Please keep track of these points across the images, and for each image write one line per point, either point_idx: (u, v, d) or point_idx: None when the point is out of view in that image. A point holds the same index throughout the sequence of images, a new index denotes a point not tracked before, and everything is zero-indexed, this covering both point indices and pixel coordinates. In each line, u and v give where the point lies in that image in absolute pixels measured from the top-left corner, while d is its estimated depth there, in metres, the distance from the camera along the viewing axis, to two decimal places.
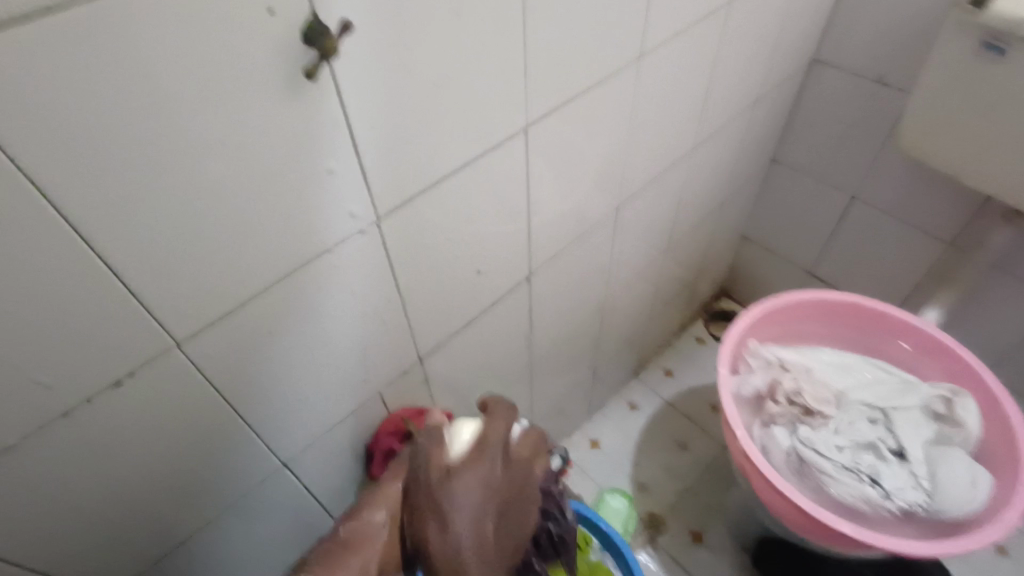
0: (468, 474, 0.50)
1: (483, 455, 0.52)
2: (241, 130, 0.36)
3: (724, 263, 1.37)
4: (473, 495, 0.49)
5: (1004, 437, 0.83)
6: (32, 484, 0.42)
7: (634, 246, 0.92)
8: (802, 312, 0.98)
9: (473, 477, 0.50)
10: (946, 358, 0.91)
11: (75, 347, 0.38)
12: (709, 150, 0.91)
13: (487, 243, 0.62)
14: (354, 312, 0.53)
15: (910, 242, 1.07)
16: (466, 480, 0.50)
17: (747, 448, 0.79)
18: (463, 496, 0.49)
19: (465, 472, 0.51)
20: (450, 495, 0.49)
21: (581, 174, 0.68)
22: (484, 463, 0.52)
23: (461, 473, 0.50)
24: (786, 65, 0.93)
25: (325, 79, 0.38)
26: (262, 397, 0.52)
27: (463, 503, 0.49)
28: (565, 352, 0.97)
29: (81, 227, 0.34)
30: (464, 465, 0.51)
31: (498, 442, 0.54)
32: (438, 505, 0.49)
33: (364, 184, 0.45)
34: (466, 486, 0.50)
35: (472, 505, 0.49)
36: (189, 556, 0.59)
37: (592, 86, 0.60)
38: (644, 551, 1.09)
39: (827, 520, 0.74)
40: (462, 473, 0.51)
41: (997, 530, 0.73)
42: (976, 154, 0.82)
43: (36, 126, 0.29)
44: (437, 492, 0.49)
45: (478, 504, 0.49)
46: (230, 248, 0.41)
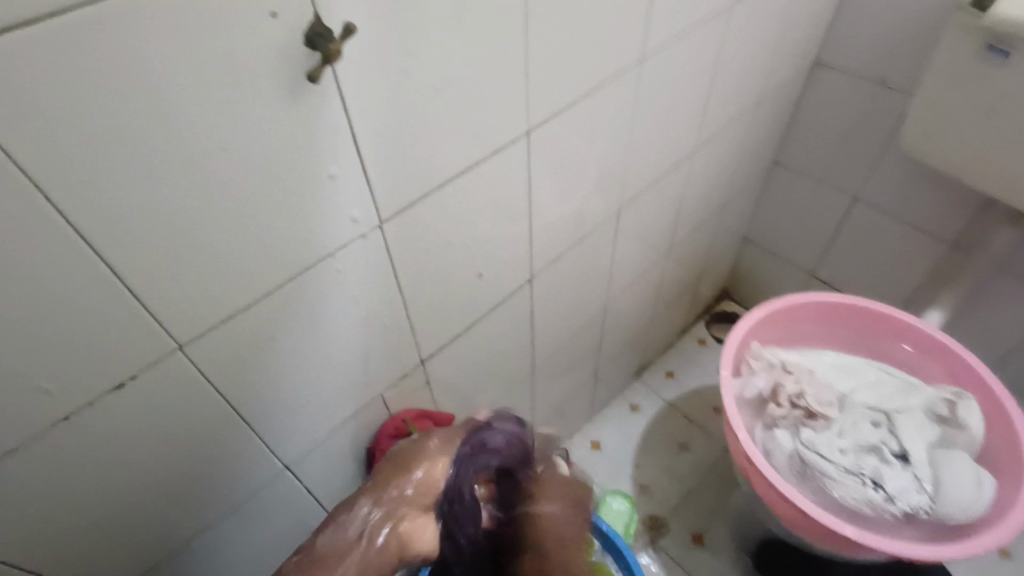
0: (570, 490, 0.59)
1: (582, 486, 0.62)
2: (243, 134, 0.36)
3: (726, 265, 1.37)
4: (570, 504, 0.58)
5: (1007, 439, 0.83)
6: (33, 488, 0.42)
7: (635, 248, 0.92)
8: (804, 314, 0.98)
9: (573, 496, 0.59)
10: (949, 360, 0.91)
11: (76, 351, 0.38)
12: (710, 152, 0.91)
13: (489, 246, 0.62)
14: (356, 316, 0.53)
15: (912, 244, 1.07)
16: (568, 494, 0.59)
17: (750, 451, 0.79)
18: (566, 500, 0.58)
19: (568, 486, 0.60)
20: (556, 492, 0.58)
21: (582, 176, 0.67)
22: (581, 491, 0.61)
23: (567, 485, 0.60)
24: (787, 67, 0.93)
25: (328, 82, 0.38)
26: (263, 400, 0.52)
27: (564, 505, 0.57)
28: (567, 355, 0.97)
29: (83, 231, 0.34)
30: (566, 481, 0.60)
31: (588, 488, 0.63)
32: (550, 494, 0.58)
33: (365, 187, 0.45)
34: (568, 497, 0.58)
35: (569, 510, 0.57)
36: (191, 559, 0.58)
37: (593, 89, 0.59)
38: (645, 553, 1.09)
39: (830, 522, 0.73)
40: (566, 485, 0.60)
41: (1002, 533, 0.72)
42: (979, 156, 0.82)
43: (38, 130, 0.29)
44: (548, 484, 0.59)
45: (573, 513, 0.57)
46: (232, 252, 0.41)
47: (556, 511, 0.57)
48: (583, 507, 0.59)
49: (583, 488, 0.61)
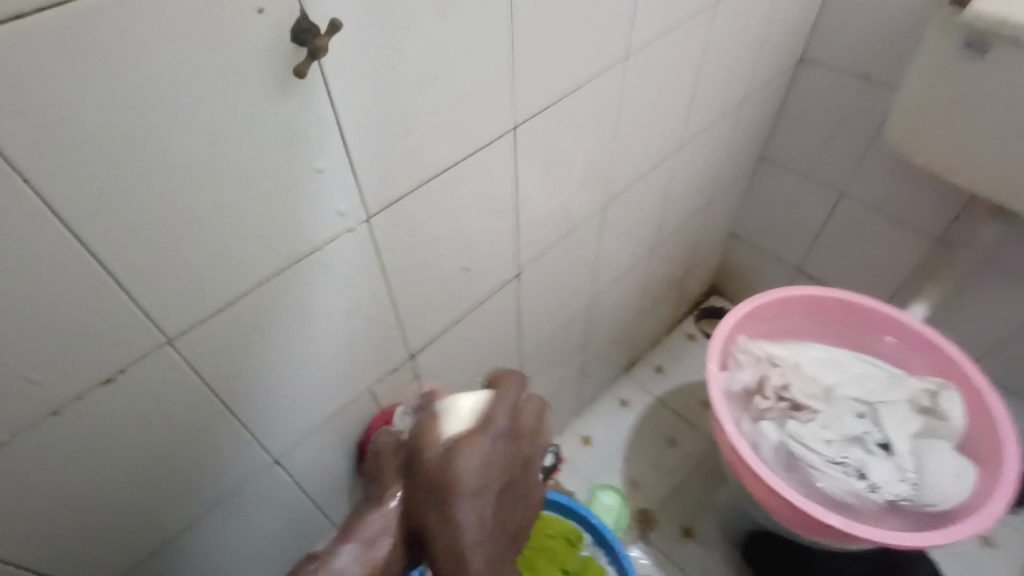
0: (473, 445, 0.46)
1: (485, 430, 0.47)
2: (230, 129, 0.37)
3: (713, 261, 1.38)
4: (480, 470, 0.45)
5: (988, 429, 0.84)
6: (22, 481, 0.42)
7: (622, 243, 0.93)
8: (789, 308, 0.99)
9: (473, 455, 0.45)
10: (931, 352, 0.93)
11: (65, 345, 0.38)
12: (696, 148, 0.92)
13: (476, 240, 0.63)
14: (344, 310, 0.54)
15: (896, 239, 1.09)
16: (471, 450, 0.45)
17: (737, 443, 0.81)
18: (467, 470, 0.45)
19: (473, 445, 0.46)
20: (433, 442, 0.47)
21: (570, 172, 0.68)
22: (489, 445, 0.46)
23: (466, 447, 0.46)
24: (772, 63, 0.94)
25: (315, 77, 0.39)
26: (252, 395, 0.52)
27: (470, 469, 0.45)
28: (555, 349, 0.98)
29: (72, 225, 0.34)
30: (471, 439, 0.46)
31: (507, 411, 0.50)
32: (443, 474, 0.45)
33: (352, 183, 0.46)
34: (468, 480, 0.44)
35: (480, 472, 0.45)
36: (180, 553, 0.59)
37: (579, 84, 0.60)
38: (635, 546, 1.10)
39: (814, 513, 0.75)
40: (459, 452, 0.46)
41: (982, 522, 0.74)
42: (959, 152, 0.84)
43: (27, 124, 0.30)
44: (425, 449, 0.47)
45: (490, 478, 0.45)
46: (220, 245, 0.41)
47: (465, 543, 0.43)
48: (494, 463, 0.46)
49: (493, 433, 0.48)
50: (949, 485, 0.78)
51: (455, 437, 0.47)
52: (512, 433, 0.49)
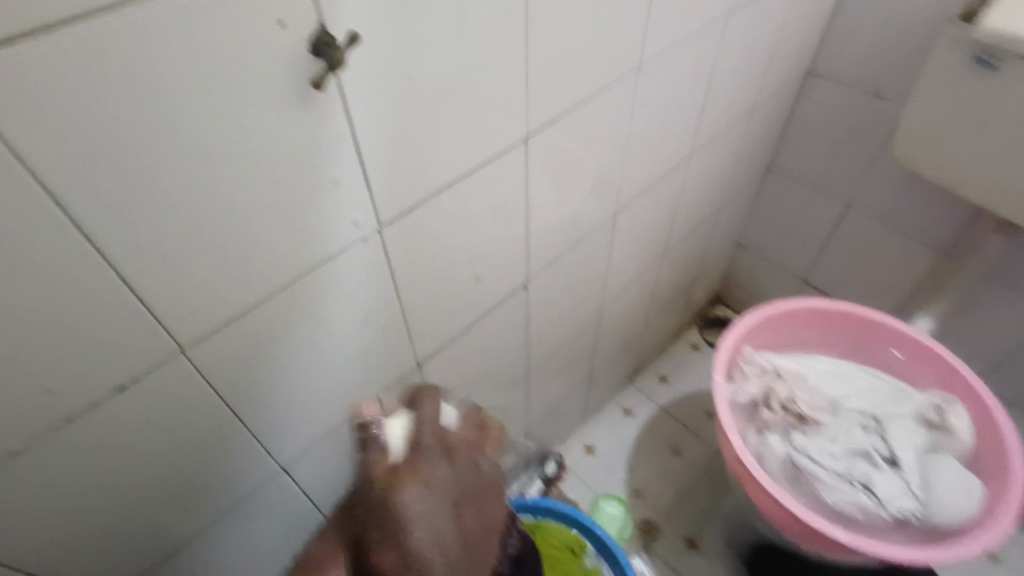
0: (409, 477, 0.49)
1: (417, 457, 0.51)
2: (249, 139, 0.37)
3: (719, 270, 1.38)
4: (422, 495, 0.49)
5: (996, 446, 0.84)
6: (33, 489, 0.42)
7: (630, 253, 0.92)
8: (797, 320, 0.99)
9: (418, 486, 0.49)
10: (939, 366, 0.92)
11: (79, 354, 0.38)
12: (705, 157, 0.92)
13: (487, 249, 0.63)
14: (356, 319, 0.54)
15: (903, 251, 1.09)
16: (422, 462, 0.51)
17: (744, 456, 0.80)
18: (407, 498, 0.48)
19: (414, 474, 0.50)
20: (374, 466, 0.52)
21: (581, 181, 0.69)
22: (421, 465, 0.50)
23: (407, 477, 0.49)
24: (782, 74, 0.94)
25: (334, 89, 0.39)
26: (262, 403, 0.52)
27: (410, 505, 0.48)
28: (562, 357, 0.97)
29: (92, 235, 0.34)
30: (412, 467, 0.50)
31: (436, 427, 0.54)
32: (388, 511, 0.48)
33: (368, 192, 0.46)
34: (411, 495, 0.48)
35: (418, 505, 0.48)
36: (186, 562, 0.58)
37: (591, 95, 0.60)
38: (638, 556, 1.09)
39: (822, 527, 0.74)
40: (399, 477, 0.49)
41: (988, 540, 0.73)
42: (967, 166, 0.84)
43: (49, 132, 0.30)
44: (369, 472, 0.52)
45: (428, 498, 0.49)
46: (237, 255, 0.41)
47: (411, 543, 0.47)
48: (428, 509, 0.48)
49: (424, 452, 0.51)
50: (955, 502, 0.78)
51: (398, 468, 0.50)
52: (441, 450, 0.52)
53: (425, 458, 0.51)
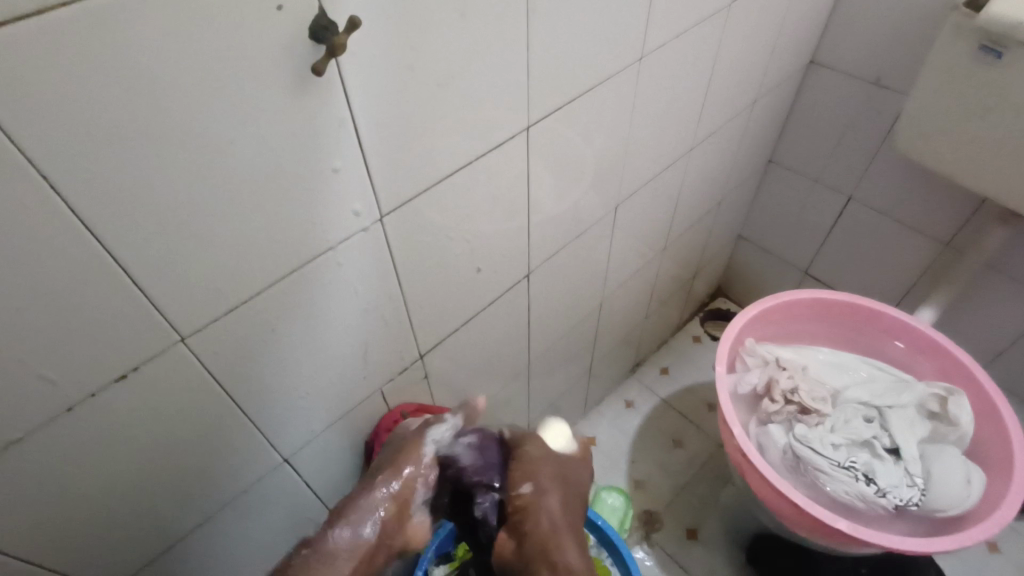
0: (550, 458, 0.59)
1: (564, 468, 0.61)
2: (248, 127, 0.37)
3: (720, 262, 1.38)
4: (556, 477, 0.57)
5: (996, 435, 0.84)
6: (34, 478, 0.42)
7: (631, 245, 0.92)
8: (798, 311, 0.99)
9: (552, 471, 0.58)
10: (941, 357, 0.92)
11: (79, 342, 0.38)
12: (707, 149, 0.91)
13: (488, 240, 0.62)
14: (357, 310, 0.54)
15: (905, 243, 1.08)
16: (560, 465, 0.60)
17: (745, 446, 0.80)
18: (546, 473, 0.57)
19: (550, 465, 0.58)
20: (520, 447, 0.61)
21: (582, 173, 0.68)
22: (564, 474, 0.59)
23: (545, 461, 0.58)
24: (784, 63, 0.93)
25: (333, 76, 0.38)
26: (263, 394, 0.52)
27: (549, 476, 0.57)
28: (563, 349, 0.97)
29: (88, 222, 0.34)
30: (547, 464, 0.58)
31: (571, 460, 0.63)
32: (525, 472, 0.57)
33: (368, 182, 0.46)
34: (548, 475, 0.57)
35: (553, 481, 0.57)
36: (187, 553, 0.59)
37: (592, 86, 0.60)
38: (639, 547, 1.10)
39: (823, 517, 0.74)
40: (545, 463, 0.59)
41: (989, 529, 0.73)
42: (970, 156, 0.83)
43: (45, 117, 0.30)
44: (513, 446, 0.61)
45: (560, 485, 0.57)
46: (236, 245, 0.41)
47: (536, 510, 0.54)
48: (558, 499, 0.55)
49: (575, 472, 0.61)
50: (957, 491, 0.78)
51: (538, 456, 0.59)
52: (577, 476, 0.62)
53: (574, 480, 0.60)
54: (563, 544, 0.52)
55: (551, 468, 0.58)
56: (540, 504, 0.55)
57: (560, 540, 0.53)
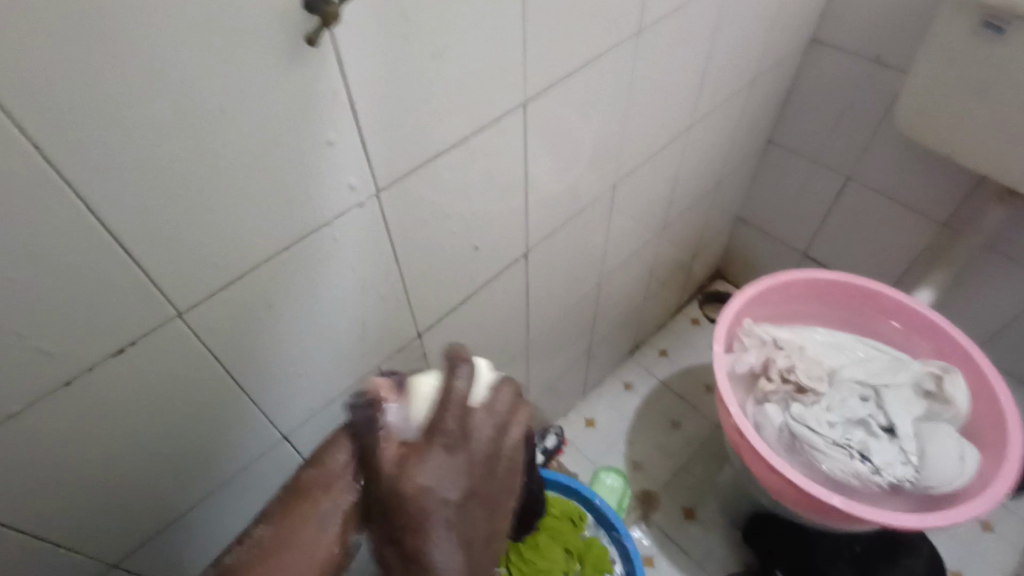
0: (428, 451, 0.38)
1: (440, 439, 0.38)
2: (241, 97, 0.36)
3: (719, 245, 1.38)
4: (439, 478, 0.37)
5: (992, 414, 0.84)
6: (33, 452, 0.42)
7: (629, 225, 0.92)
8: (796, 291, 0.99)
9: (429, 465, 0.37)
10: (937, 336, 0.92)
11: (76, 316, 0.38)
12: (705, 128, 0.91)
13: (485, 218, 0.62)
14: (353, 286, 0.54)
15: (904, 223, 1.08)
16: (442, 450, 0.38)
17: (741, 424, 0.80)
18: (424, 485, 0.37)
19: (425, 461, 0.37)
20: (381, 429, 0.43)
21: (579, 152, 0.68)
22: (443, 453, 0.38)
23: (420, 459, 0.38)
24: (784, 42, 0.93)
25: (326, 46, 0.38)
26: (261, 370, 0.52)
27: (428, 484, 0.37)
28: (561, 331, 0.97)
29: (83, 193, 0.34)
30: (418, 465, 0.37)
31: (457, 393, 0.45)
32: (395, 495, 0.37)
33: (362, 156, 0.45)
34: (421, 483, 0.37)
35: (438, 489, 0.37)
36: (187, 529, 0.59)
37: (588, 61, 0.59)
38: (637, 527, 1.11)
39: (817, 493, 0.75)
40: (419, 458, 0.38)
41: (983, 505, 0.74)
42: (971, 134, 0.83)
43: (37, 86, 0.29)
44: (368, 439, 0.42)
45: (450, 491, 0.37)
46: (232, 218, 0.41)
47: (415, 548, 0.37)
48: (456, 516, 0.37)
49: (467, 432, 0.39)
50: (951, 468, 0.78)
51: (410, 454, 0.38)
52: (475, 443, 0.39)
53: (467, 457, 0.38)
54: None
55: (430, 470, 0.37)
56: (424, 542, 0.36)
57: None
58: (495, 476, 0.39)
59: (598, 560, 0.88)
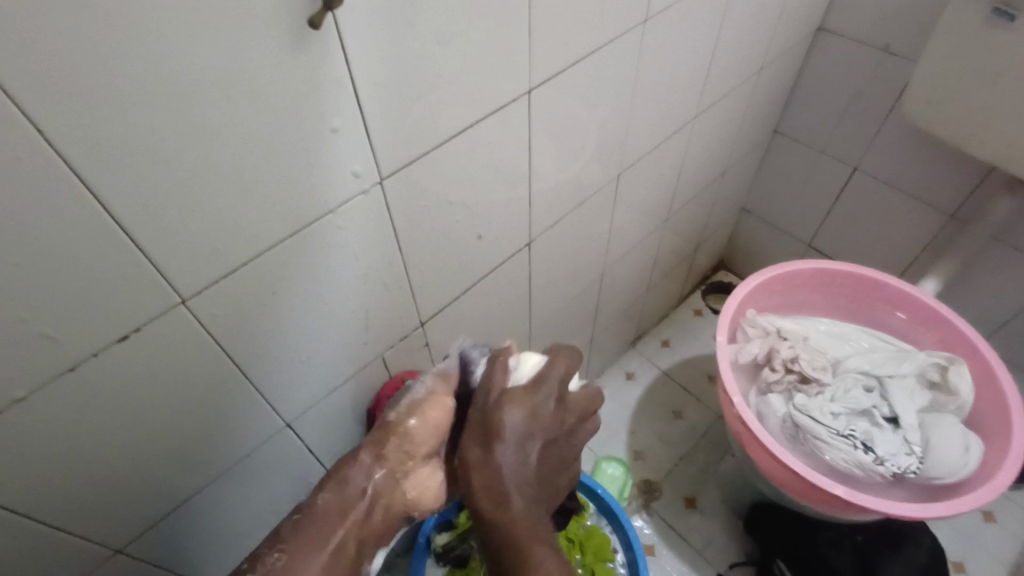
0: (520, 394, 0.48)
1: (540, 388, 0.49)
2: (245, 81, 0.36)
3: (723, 236, 1.37)
4: (529, 414, 0.47)
5: (996, 404, 0.84)
6: (38, 437, 0.42)
7: (634, 215, 0.91)
8: (800, 282, 0.99)
9: (525, 404, 0.47)
10: (942, 327, 0.92)
11: (80, 302, 0.38)
12: (711, 117, 0.90)
13: (489, 207, 0.62)
14: (357, 274, 0.53)
15: (910, 214, 1.08)
16: (539, 397, 0.49)
17: (745, 414, 0.80)
18: (515, 414, 0.47)
19: (522, 399, 0.48)
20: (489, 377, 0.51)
21: (583, 141, 0.67)
22: (538, 397, 0.48)
23: (517, 398, 0.48)
24: (791, 29, 0.92)
25: (330, 30, 0.38)
26: (265, 357, 0.52)
27: (518, 416, 0.47)
28: (564, 320, 0.97)
29: (85, 177, 0.33)
30: (516, 399, 0.48)
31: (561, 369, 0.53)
32: (489, 418, 0.46)
33: (367, 143, 0.45)
34: (515, 414, 0.46)
35: (525, 421, 0.47)
36: (191, 515, 0.59)
37: (594, 49, 0.59)
38: (639, 516, 1.11)
39: (820, 483, 0.75)
40: (518, 398, 0.48)
41: (986, 495, 0.74)
42: (980, 123, 0.82)
43: (37, 67, 0.29)
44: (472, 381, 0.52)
45: (534, 427, 0.47)
46: (236, 204, 0.41)
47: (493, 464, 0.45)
48: (530, 448, 0.46)
49: (558, 394, 0.50)
50: (954, 459, 0.79)
51: (509, 393, 0.48)
52: (560, 409, 0.50)
53: (553, 411, 0.49)
54: (521, 499, 0.44)
55: (525, 406, 0.47)
56: (502, 459, 0.45)
57: (509, 498, 0.44)
58: (563, 443, 0.50)
59: (600, 549, 0.89)
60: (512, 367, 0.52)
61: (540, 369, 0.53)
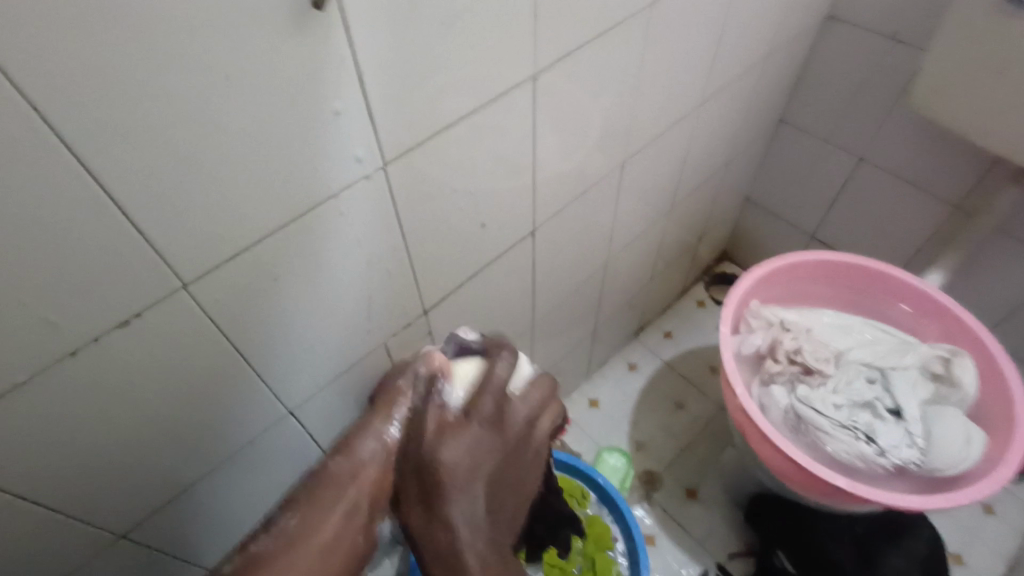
0: (457, 431, 0.50)
1: (471, 418, 0.51)
2: (247, 62, 0.35)
3: (727, 226, 1.37)
4: (466, 449, 0.49)
5: (1000, 397, 0.84)
6: (39, 421, 0.42)
7: (638, 205, 0.91)
8: (804, 273, 0.98)
9: (461, 440, 0.50)
10: (946, 319, 0.92)
11: (80, 286, 0.38)
12: (717, 106, 0.89)
13: (492, 195, 0.61)
14: (360, 260, 0.53)
15: (916, 205, 1.07)
16: (474, 427, 0.51)
17: (747, 405, 0.80)
18: (450, 455, 0.49)
19: (458, 435, 0.50)
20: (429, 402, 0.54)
21: (588, 129, 0.67)
22: (472, 427, 0.51)
23: (453, 435, 0.50)
24: (799, 17, 0.91)
25: (334, 10, 0.37)
26: (267, 343, 0.52)
27: (455, 458, 0.49)
28: (567, 310, 0.97)
29: (85, 158, 0.33)
30: (450, 437, 0.50)
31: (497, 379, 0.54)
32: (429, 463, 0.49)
33: (370, 127, 0.45)
34: (452, 452, 0.49)
35: (463, 460, 0.49)
36: (193, 502, 0.59)
37: (599, 34, 0.58)
38: (639, 506, 1.11)
39: (821, 474, 0.75)
40: (454, 435, 0.50)
41: (989, 487, 0.74)
42: (989, 113, 0.81)
43: (36, 45, 0.28)
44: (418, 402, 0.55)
45: (472, 462, 0.49)
46: (237, 187, 0.40)
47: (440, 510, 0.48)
48: (472, 485, 0.49)
49: (493, 415, 0.52)
50: (956, 451, 0.78)
51: (443, 429, 0.51)
52: (499, 428, 0.52)
53: (492, 438, 0.51)
54: (471, 541, 0.47)
55: (462, 442, 0.50)
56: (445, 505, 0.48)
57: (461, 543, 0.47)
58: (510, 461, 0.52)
59: (600, 538, 0.89)
60: (441, 391, 0.53)
61: (474, 379, 0.55)
